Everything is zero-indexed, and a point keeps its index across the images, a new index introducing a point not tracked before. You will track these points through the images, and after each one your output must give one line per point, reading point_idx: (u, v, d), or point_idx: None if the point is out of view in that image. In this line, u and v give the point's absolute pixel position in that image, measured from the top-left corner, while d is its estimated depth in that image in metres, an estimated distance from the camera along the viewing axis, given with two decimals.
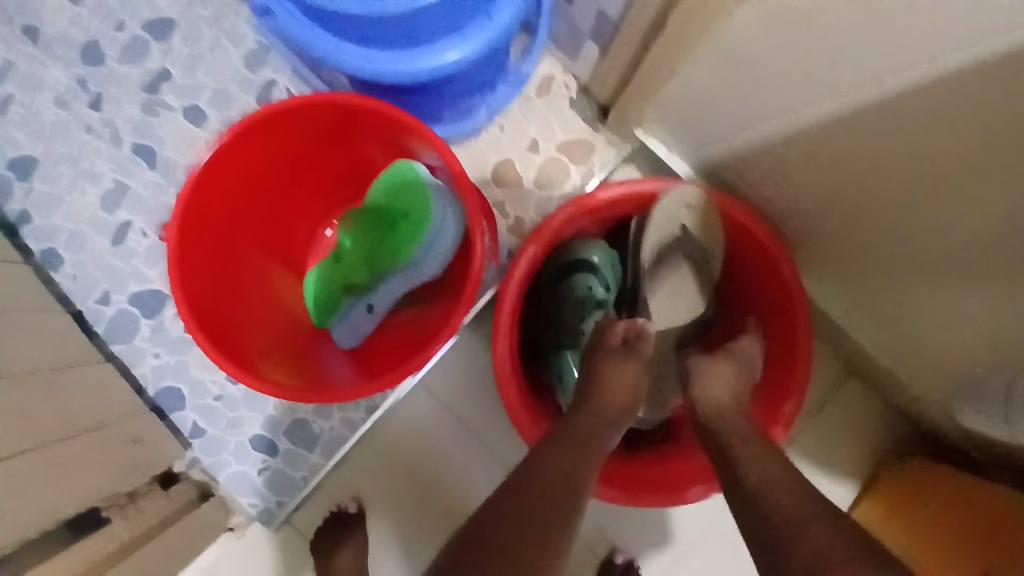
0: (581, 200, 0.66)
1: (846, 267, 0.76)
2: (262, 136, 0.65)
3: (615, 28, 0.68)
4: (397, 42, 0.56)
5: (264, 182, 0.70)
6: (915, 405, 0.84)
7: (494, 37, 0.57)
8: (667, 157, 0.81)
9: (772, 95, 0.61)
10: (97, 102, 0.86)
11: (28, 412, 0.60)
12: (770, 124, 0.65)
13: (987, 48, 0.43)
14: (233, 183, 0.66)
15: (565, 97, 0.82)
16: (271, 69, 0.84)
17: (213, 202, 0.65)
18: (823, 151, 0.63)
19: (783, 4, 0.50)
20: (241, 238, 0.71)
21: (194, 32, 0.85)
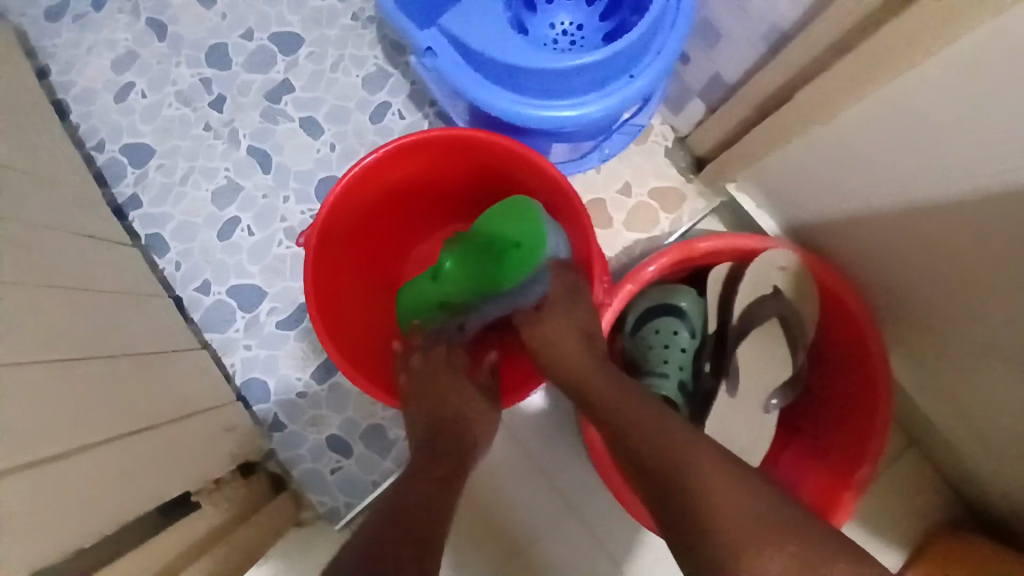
0: (678, 249, 0.69)
1: (924, 346, 0.76)
2: (399, 160, 0.74)
3: (729, 90, 0.72)
4: (535, 91, 0.64)
5: (384, 200, 0.79)
6: (978, 490, 0.84)
7: (623, 99, 0.64)
8: (756, 213, 0.82)
9: (874, 177, 0.64)
10: (217, 102, 0.92)
11: (132, 399, 0.65)
12: (866, 202, 0.68)
13: None
14: (363, 197, 0.75)
15: (662, 146, 0.86)
16: (387, 92, 0.91)
17: (344, 213, 0.74)
18: (914, 236, 0.65)
19: (900, 97, 0.54)
20: (354, 246, 0.79)
21: (319, 50, 0.92)
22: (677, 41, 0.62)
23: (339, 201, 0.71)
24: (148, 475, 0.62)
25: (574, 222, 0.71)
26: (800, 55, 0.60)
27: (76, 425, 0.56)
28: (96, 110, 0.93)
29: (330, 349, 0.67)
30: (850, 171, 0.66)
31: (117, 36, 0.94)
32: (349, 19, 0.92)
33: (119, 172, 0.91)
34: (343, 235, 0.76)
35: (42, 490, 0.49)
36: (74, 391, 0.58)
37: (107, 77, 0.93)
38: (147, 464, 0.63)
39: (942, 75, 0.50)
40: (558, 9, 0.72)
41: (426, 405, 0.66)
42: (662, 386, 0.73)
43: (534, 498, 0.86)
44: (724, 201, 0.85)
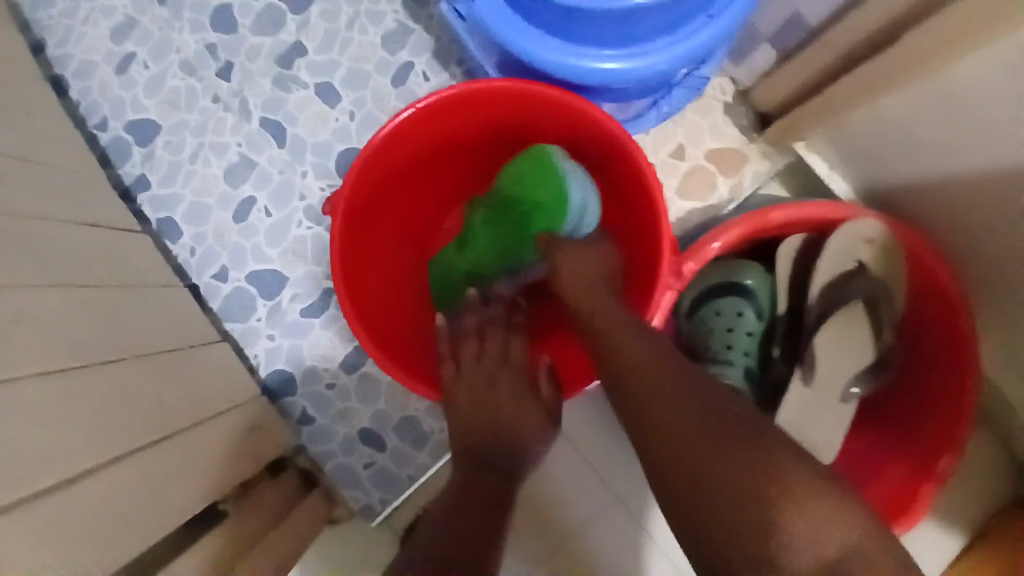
0: (752, 221, 0.61)
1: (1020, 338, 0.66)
2: (432, 117, 0.65)
3: (810, 34, 0.63)
4: (585, 40, 0.57)
5: (414, 160, 0.71)
6: None
7: (680, 52, 0.58)
8: (829, 177, 0.73)
9: (980, 139, 0.54)
10: (225, 70, 0.84)
11: (147, 407, 0.60)
12: (970, 170, 0.58)
13: None
14: (392, 159, 0.67)
15: (720, 102, 0.76)
16: (410, 51, 0.82)
17: (373, 177, 0.66)
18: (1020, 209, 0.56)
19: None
20: (383, 212, 0.72)
21: (333, 6, 0.83)
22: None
23: (367, 165, 0.63)
24: (168, 485, 0.57)
25: (636, 190, 0.62)
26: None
27: (78, 438, 0.50)
28: (94, 82, 0.85)
29: (361, 336, 0.61)
30: (954, 130, 0.56)
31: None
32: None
33: (123, 151, 0.84)
34: (371, 201, 0.68)
35: (52, 513, 0.44)
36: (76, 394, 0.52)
37: (104, 45, 0.86)
38: (169, 475, 0.58)
39: None
40: None
41: (478, 418, 0.61)
42: (726, 375, 0.65)
43: (577, 490, 0.80)
44: (790, 161, 0.75)
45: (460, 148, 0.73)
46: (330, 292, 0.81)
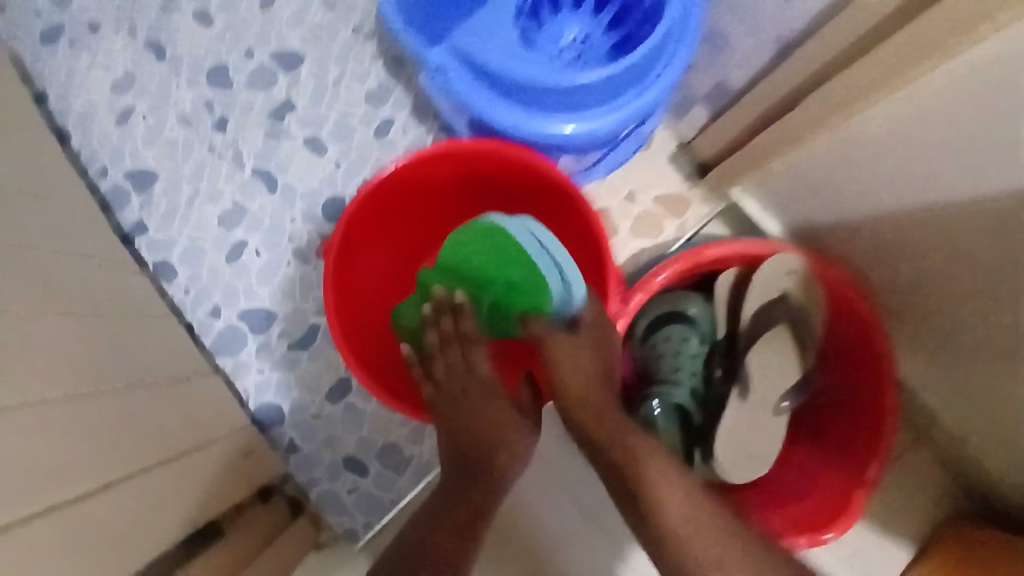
0: (686, 258, 0.70)
1: (933, 351, 0.75)
2: (420, 168, 0.72)
3: (737, 94, 0.74)
4: (539, 106, 0.67)
5: (401, 202, 0.78)
6: (992, 495, 0.83)
7: (621, 115, 0.67)
8: (761, 218, 0.83)
9: (879, 177, 0.64)
10: (221, 123, 0.93)
11: (146, 432, 0.65)
12: (875, 205, 0.68)
13: None
14: (382, 202, 0.74)
15: (666, 152, 0.87)
16: (390, 106, 0.92)
17: (365, 217, 0.73)
18: (916, 231, 0.66)
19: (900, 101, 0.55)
20: (371, 247, 0.79)
21: (321, 67, 0.93)
22: (681, 57, 0.65)
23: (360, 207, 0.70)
24: (163, 505, 0.63)
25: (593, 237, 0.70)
26: (818, 55, 0.61)
27: (81, 457, 0.55)
28: (96, 135, 0.93)
29: (350, 360, 0.68)
30: (861, 170, 0.65)
31: (116, 57, 0.94)
32: (347, 36, 0.93)
33: (123, 199, 0.91)
34: (361, 238, 0.75)
35: (61, 529, 0.49)
36: (79, 416, 0.58)
37: (107, 101, 0.94)
38: (165, 497, 0.64)
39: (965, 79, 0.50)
40: (566, 24, 0.73)
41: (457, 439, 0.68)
42: (674, 395, 0.75)
43: (549, 508, 0.87)
44: (728, 205, 0.85)
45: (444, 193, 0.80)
46: (316, 328, 0.88)
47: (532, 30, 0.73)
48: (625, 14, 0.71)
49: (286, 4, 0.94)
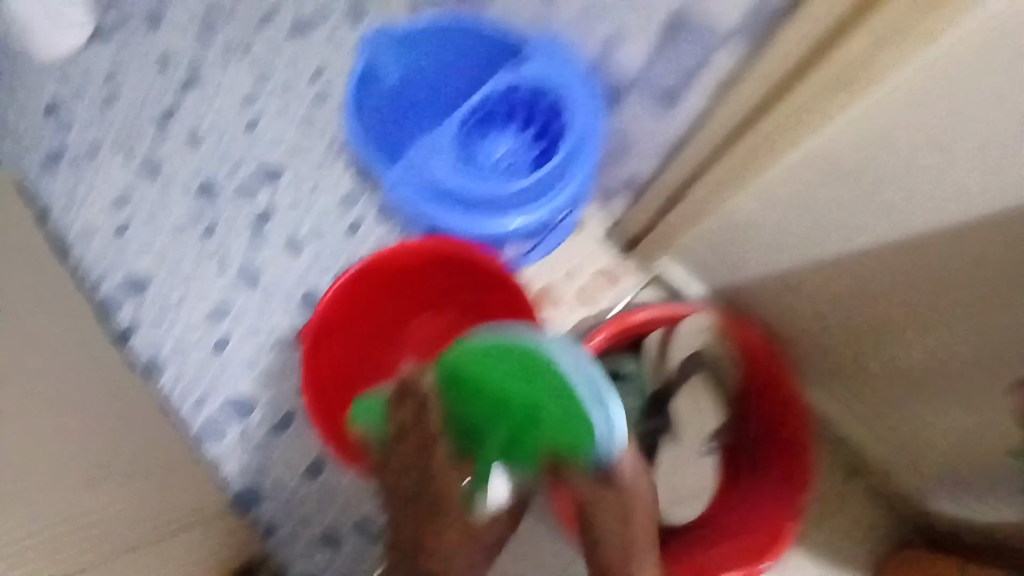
0: (617, 322, 0.81)
1: (849, 386, 0.85)
2: (395, 261, 0.82)
3: (647, 183, 0.87)
4: (475, 210, 0.81)
5: (388, 285, 0.86)
6: (924, 517, 0.91)
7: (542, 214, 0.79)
8: (685, 283, 0.95)
9: (772, 242, 0.76)
10: (209, 231, 1.03)
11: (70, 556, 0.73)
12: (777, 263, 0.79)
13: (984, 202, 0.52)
14: (366, 287, 0.84)
15: (601, 232, 1.00)
16: (360, 208, 1.02)
17: (348, 300, 0.83)
18: (811, 283, 0.77)
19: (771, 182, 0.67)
20: (363, 322, 0.88)
21: (297, 176, 1.03)
22: (581, 164, 0.76)
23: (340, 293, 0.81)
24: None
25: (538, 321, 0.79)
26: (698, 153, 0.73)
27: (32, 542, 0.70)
28: (95, 248, 1.03)
29: (318, 424, 0.80)
30: (757, 236, 0.77)
31: (116, 179, 1.06)
32: (320, 152, 1.03)
33: (117, 305, 1.01)
34: (349, 316, 0.85)
35: None
36: (65, 472, 0.77)
37: (106, 217, 1.04)
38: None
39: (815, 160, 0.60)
40: (500, 142, 0.89)
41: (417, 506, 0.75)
42: None
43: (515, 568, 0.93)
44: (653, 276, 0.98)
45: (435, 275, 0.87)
46: (293, 413, 0.97)
47: (473, 148, 0.88)
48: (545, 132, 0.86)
49: (267, 128, 1.04)
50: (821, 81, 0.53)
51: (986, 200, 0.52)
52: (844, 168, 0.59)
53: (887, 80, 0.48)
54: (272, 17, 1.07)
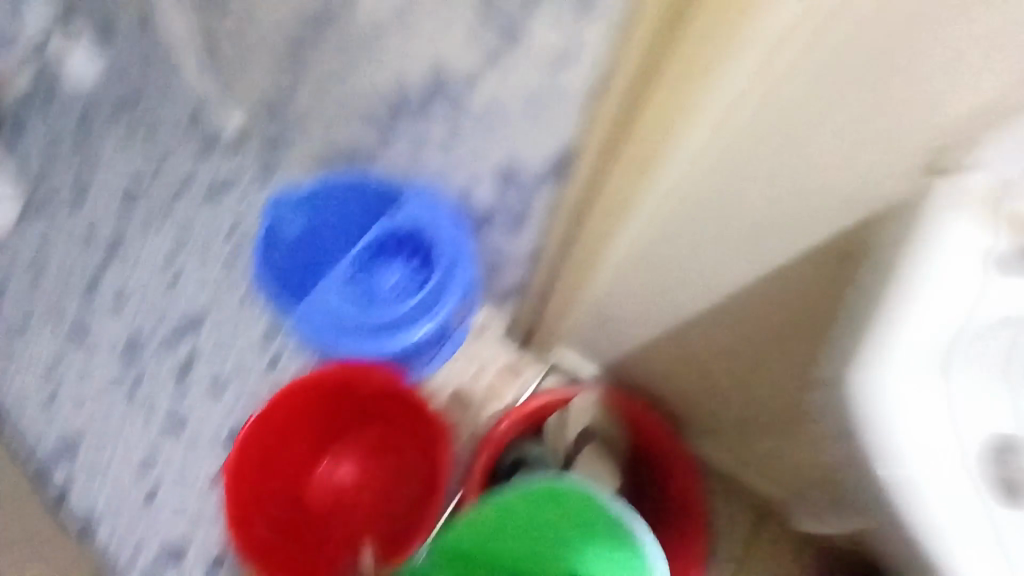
0: (515, 411, 0.92)
1: (730, 435, 0.96)
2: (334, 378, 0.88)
3: (525, 285, 0.98)
4: (370, 335, 0.91)
5: (327, 400, 0.91)
6: (822, 545, 1.00)
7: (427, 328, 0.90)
8: (580, 366, 1.07)
9: (636, 317, 0.87)
10: (135, 385, 1.08)
11: None
12: (645, 334, 0.90)
13: (783, 215, 0.58)
14: (306, 398, 0.89)
15: (500, 332, 1.11)
16: (277, 343, 1.07)
17: (287, 409, 0.88)
18: (675, 347, 0.88)
19: (616, 264, 0.78)
20: (298, 431, 0.92)
21: (216, 321, 1.09)
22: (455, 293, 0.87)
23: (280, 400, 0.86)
24: None
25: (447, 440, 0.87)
26: (553, 258, 0.86)
27: None
28: (26, 418, 1.07)
29: (230, 527, 0.83)
30: (623, 315, 0.88)
31: (45, 347, 1.10)
32: (239, 299, 1.09)
33: (50, 470, 1.04)
34: (286, 422, 0.89)
35: None
36: None
37: (36, 385, 1.09)
38: None
39: (640, 239, 0.71)
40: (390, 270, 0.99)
41: None
42: None
43: None
44: (551, 366, 1.10)
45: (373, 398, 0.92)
46: (227, 551, 1.00)
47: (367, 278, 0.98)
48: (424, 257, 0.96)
49: (187, 281, 1.11)
50: (616, 184, 0.64)
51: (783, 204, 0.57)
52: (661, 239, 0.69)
53: (698, 108, 0.49)
54: (188, 183, 1.15)
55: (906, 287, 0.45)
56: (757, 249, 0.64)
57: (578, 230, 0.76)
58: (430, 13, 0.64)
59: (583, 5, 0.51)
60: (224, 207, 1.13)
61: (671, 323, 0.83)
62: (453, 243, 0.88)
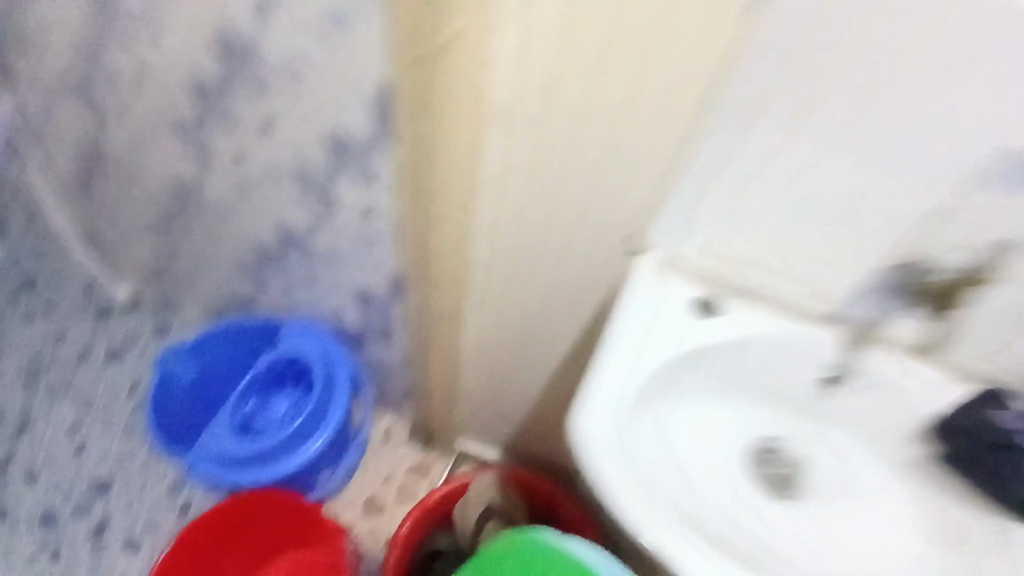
0: (415, 509, 1.01)
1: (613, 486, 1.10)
2: (243, 508, 0.94)
3: (410, 393, 1.11)
4: (270, 458, 0.92)
5: (239, 529, 0.96)
6: None
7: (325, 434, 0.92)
8: (481, 450, 1.19)
9: (506, 401, 1.02)
10: (48, 560, 1.06)
11: None
12: (518, 414, 1.04)
13: (554, 304, 0.73)
14: (217, 530, 0.94)
15: (403, 435, 1.22)
16: (186, 491, 1.11)
17: (199, 543, 0.93)
18: (545, 420, 1.02)
19: (474, 359, 0.93)
20: (211, 563, 0.96)
21: (126, 481, 1.12)
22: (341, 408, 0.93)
23: (192, 535, 0.91)
24: None
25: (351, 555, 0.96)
26: (421, 366, 0.99)
27: None
28: None
29: None
30: (496, 400, 1.03)
31: None
32: (143, 456, 1.14)
33: None
34: (198, 557, 0.94)
35: None
36: None
37: None
38: None
39: (481, 335, 0.87)
40: (278, 400, 1.03)
41: None
42: None
43: None
44: (456, 455, 1.22)
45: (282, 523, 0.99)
46: None
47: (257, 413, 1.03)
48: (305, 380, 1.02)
49: (93, 447, 1.14)
50: (439, 302, 0.79)
51: (541, 288, 0.72)
52: (494, 335, 0.85)
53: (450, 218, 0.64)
54: (87, 354, 1.22)
55: (614, 333, 0.59)
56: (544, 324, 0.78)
57: (428, 341, 0.90)
58: (264, 196, 0.78)
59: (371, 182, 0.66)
60: (123, 369, 1.21)
61: (532, 401, 0.98)
62: (331, 354, 0.96)
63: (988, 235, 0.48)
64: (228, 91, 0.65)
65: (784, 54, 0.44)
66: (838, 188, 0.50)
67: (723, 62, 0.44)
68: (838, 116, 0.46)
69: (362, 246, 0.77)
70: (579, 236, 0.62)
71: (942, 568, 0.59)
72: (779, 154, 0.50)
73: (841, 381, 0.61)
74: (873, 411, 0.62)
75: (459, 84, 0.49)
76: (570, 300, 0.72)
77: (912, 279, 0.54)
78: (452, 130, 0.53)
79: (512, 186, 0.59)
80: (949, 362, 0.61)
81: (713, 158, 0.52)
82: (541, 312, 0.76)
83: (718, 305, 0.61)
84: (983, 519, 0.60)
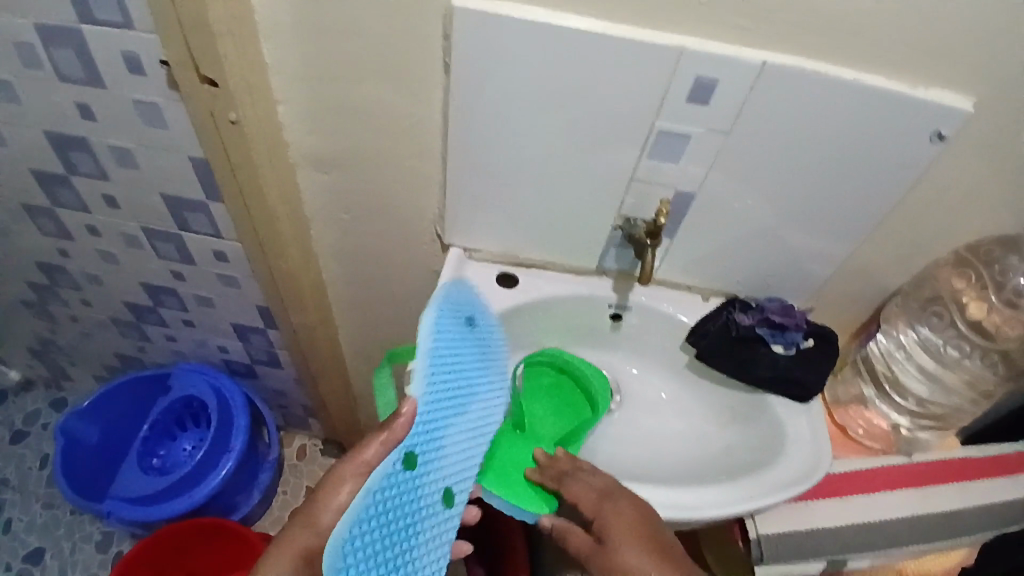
0: None
1: None
2: (164, 537, 1.02)
3: (310, 410, 1.24)
4: (185, 489, 1.02)
5: (162, 557, 1.04)
6: None
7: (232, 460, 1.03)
8: None
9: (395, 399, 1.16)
10: None
11: None
12: None
13: (399, 297, 0.89)
14: (143, 561, 1.01)
15: (318, 449, 1.35)
16: (117, 543, 1.17)
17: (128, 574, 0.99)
18: None
19: (358, 365, 1.08)
20: None
21: (58, 548, 1.16)
22: (243, 431, 1.04)
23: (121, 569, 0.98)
24: None
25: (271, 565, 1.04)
26: (311, 386, 1.11)
27: None
28: None
29: None
30: None
31: None
32: (69, 522, 1.19)
33: None
34: None
35: None
36: None
37: None
38: None
39: (356, 342, 1.02)
40: (182, 439, 1.14)
41: None
42: None
43: None
44: None
45: (203, 543, 1.07)
46: None
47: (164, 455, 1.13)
48: (199, 418, 1.13)
49: (19, 521, 1.18)
50: (307, 325, 0.92)
51: (383, 289, 0.88)
52: (364, 337, 1.00)
53: (288, 254, 0.77)
54: None
55: None
56: (395, 318, 0.94)
57: (307, 363, 1.02)
58: (128, 259, 0.89)
59: (218, 230, 0.80)
60: (30, 445, 1.26)
61: None
62: (223, 385, 1.06)
63: (668, 194, 0.67)
64: (70, 174, 0.75)
65: (485, 94, 0.59)
66: (553, 181, 0.67)
67: (441, 102, 0.61)
68: (529, 125, 0.62)
69: (223, 283, 0.90)
70: (390, 244, 0.80)
71: (710, 433, 0.80)
72: (502, 160, 0.66)
73: (620, 316, 0.80)
74: (645, 337, 0.82)
75: (252, 145, 0.63)
76: (404, 293, 0.88)
77: (629, 227, 0.71)
78: (261, 181, 0.67)
79: (320, 206, 0.75)
80: (687, 286, 0.80)
81: (462, 175, 0.68)
82: (389, 311, 0.93)
83: (511, 276, 0.78)
84: (743, 396, 0.77)
